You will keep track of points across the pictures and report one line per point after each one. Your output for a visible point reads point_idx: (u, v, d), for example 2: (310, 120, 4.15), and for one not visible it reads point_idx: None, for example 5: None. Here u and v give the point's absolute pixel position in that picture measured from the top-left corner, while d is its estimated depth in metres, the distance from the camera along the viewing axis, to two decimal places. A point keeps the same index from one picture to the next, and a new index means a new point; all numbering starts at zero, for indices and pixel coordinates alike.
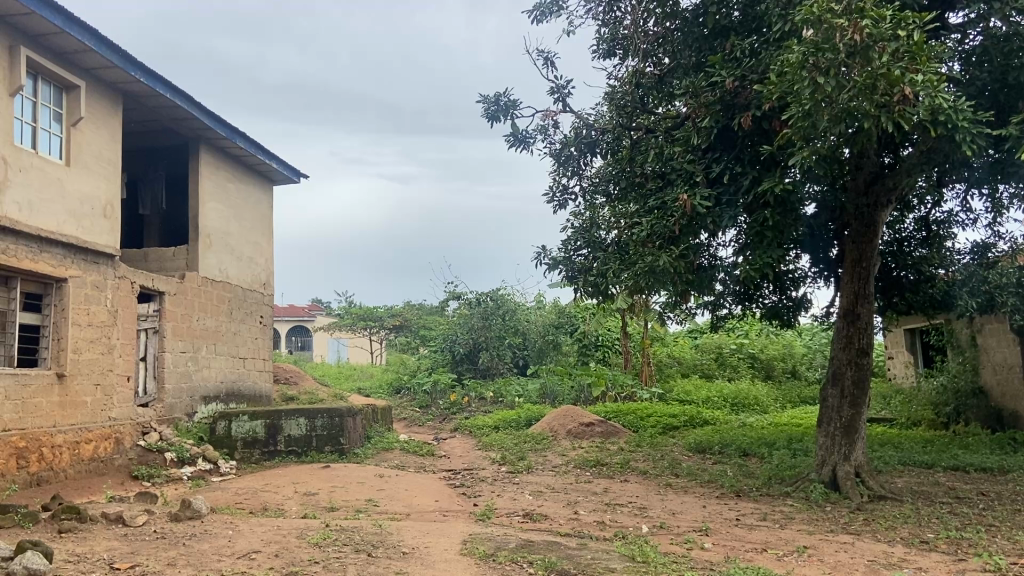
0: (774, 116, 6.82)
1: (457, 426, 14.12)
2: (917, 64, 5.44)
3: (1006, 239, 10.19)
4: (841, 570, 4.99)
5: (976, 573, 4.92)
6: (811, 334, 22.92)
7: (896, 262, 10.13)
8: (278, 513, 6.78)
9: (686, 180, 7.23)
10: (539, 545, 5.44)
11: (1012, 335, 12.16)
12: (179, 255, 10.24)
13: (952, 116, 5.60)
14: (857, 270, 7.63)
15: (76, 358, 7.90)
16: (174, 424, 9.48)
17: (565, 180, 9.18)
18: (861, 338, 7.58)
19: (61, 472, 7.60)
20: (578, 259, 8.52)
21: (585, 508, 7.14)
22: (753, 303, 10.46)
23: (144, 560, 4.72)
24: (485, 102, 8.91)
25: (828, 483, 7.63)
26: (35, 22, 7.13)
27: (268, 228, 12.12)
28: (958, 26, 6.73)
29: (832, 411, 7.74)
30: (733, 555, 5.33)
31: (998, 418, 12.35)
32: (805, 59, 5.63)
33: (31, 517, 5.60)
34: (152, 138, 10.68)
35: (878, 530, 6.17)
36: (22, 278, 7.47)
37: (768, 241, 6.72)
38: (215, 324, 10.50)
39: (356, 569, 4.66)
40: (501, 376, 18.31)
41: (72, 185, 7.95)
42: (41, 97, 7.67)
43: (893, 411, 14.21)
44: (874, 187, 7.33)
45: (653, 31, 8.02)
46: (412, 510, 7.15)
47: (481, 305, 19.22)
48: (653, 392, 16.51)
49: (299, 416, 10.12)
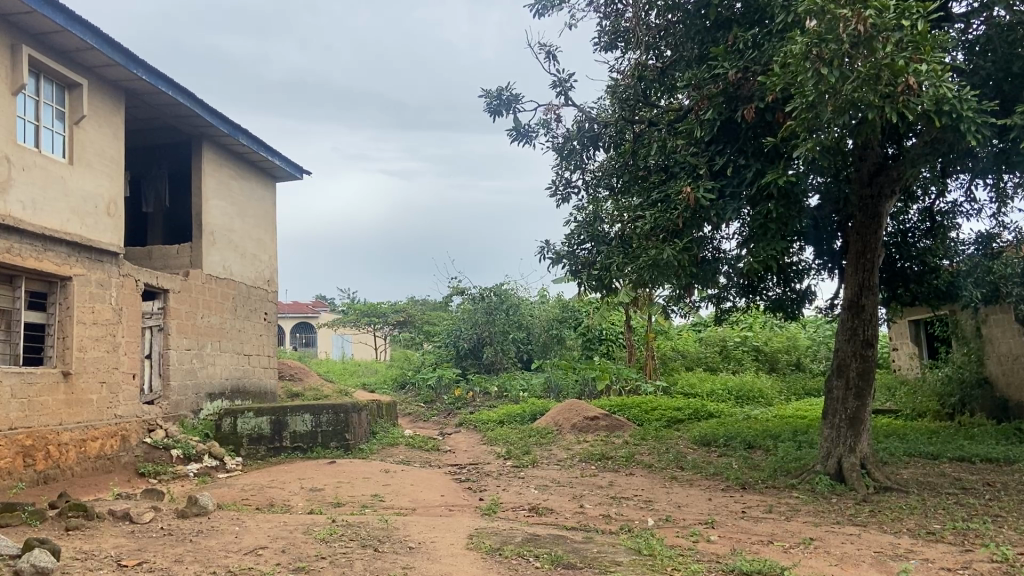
0: (778, 108, 6.75)
1: (461, 421, 14.15)
2: (921, 54, 5.39)
3: (1011, 229, 10.15)
4: (848, 562, 4.98)
5: (983, 563, 4.91)
6: (813, 325, 22.90)
7: (901, 254, 10.11)
8: (283, 509, 6.80)
9: (689, 173, 7.22)
10: (545, 539, 5.46)
11: (1017, 325, 12.14)
12: (183, 253, 10.26)
13: (956, 106, 5.58)
14: (861, 261, 7.60)
15: (82, 356, 7.93)
16: (180, 421, 9.49)
17: (567, 173, 9.18)
18: (866, 329, 7.54)
19: (68, 470, 7.64)
20: (581, 253, 8.54)
21: (591, 502, 7.16)
22: (757, 295, 10.44)
23: (152, 557, 4.74)
24: (486, 97, 8.88)
25: (832, 475, 7.62)
26: (37, 21, 7.12)
27: (270, 225, 12.11)
28: (961, 16, 6.70)
29: (837, 403, 7.71)
30: (740, 548, 5.34)
31: (1004, 409, 12.34)
32: (808, 49, 5.62)
33: (38, 515, 5.62)
34: (155, 135, 10.70)
35: (884, 521, 6.16)
36: (26, 277, 7.49)
37: (772, 234, 6.67)
38: (219, 321, 10.51)
39: (362, 564, 4.65)
40: (505, 371, 18.36)
41: (75, 184, 7.95)
42: (44, 96, 7.67)
43: (898, 403, 14.22)
44: (878, 178, 7.28)
45: (655, 23, 8.00)
46: (418, 505, 7.14)
47: (484, 300, 19.11)
48: (658, 385, 16.59)
49: (304, 412, 10.14)
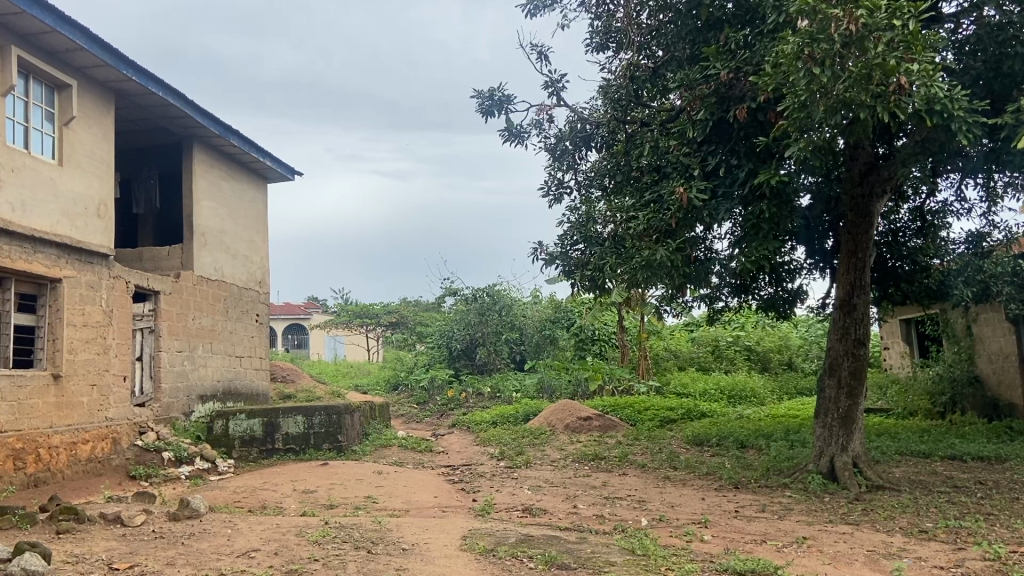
0: (769, 108, 6.77)
1: (454, 422, 14.16)
2: (913, 53, 5.42)
3: (1001, 228, 10.23)
4: (842, 560, 5.00)
5: (977, 561, 4.93)
6: (806, 324, 22.94)
7: (892, 253, 10.17)
8: (277, 512, 6.77)
9: (682, 173, 7.23)
10: (539, 539, 5.44)
11: (1007, 324, 12.21)
12: (174, 254, 10.22)
13: (947, 106, 5.63)
14: (853, 261, 7.61)
15: (72, 358, 7.88)
16: (171, 423, 9.41)
17: (560, 174, 9.14)
18: (857, 329, 7.56)
19: (59, 473, 7.57)
20: (574, 254, 8.47)
21: (585, 502, 7.16)
22: (749, 295, 10.46)
23: (144, 560, 4.70)
24: (479, 97, 8.89)
25: (825, 474, 7.64)
26: (25, 22, 7.06)
27: (262, 226, 12.07)
28: (951, 16, 6.73)
29: (829, 402, 7.74)
30: (733, 547, 5.34)
31: (995, 407, 12.45)
32: (800, 50, 5.63)
33: (29, 518, 5.57)
34: (146, 136, 10.62)
35: (877, 520, 6.18)
36: (15, 279, 7.41)
37: (764, 234, 6.68)
38: (211, 323, 10.47)
39: (356, 565, 4.65)
40: (499, 372, 18.34)
41: (65, 186, 7.88)
42: (33, 96, 7.61)
43: (890, 401, 14.33)
44: (868, 178, 7.34)
45: (647, 23, 8.02)
46: (412, 506, 7.14)
47: (477, 300, 19.09)
48: (651, 385, 16.67)
49: (296, 413, 10.13)
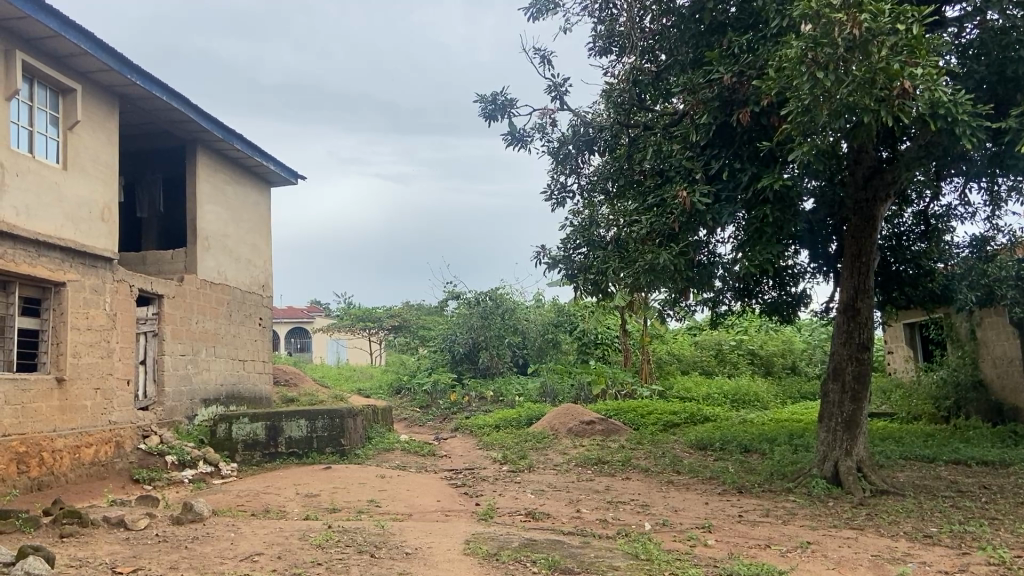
0: (773, 112, 6.82)
1: (458, 425, 14.15)
2: (916, 58, 5.45)
3: (1005, 232, 10.21)
4: (846, 565, 4.98)
5: (981, 566, 4.91)
6: (809, 328, 22.95)
7: (896, 257, 10.16)
8: (280, 515, 6.77)
9: (685, 177, 7.23)
10: (542, 544, 5.42)
11: (1012, 328, 12.21)
12: (177, 257, 10.25)
13: (951, 110, 5.62)
14: (857, 264, 7.60)
15: (76, 362, 7.90)
16: (174, 427, 9.43)
17: (563, 178, 9.15)
18: (861, 333, 7.54)
19: (63, 477, 7.58)
20: (576, 258, 8.42)
21: (587, 506, 7.15)
22: (753, 299, 10.43)
23: (147, 564, 4.70)
24: (482, 101, 8.90)
25: (829, 479, 7.61)
26: (30, 26, 7.10)
27: (266, 230, 12.10)
28: (955, 20, 6.75)
29: (833, 406, 7.71)
30: (737, 552, 5.33)
31: (999, 411, 12.38)
32: (803, 54, 5.61)
33: (31, 522, 5.56)
34: (150, 140, 10.65)
35: (881, 525, 6.16)
36: (20, 283, 7.42)
37: (767, 238, 6.70)
38: (213, 326, 10.47)
39: (359, 569, 4.65)
40: (501, 376, 18.32)
41: (68, 189, 7.90)
42: (38, 101, 7.65)
43: (893, 406, 14.29)
44: (872, 182, 7.33)
45: (650, 27, 8.00)
46: (414, 510, 7.14)
47: (479, 304, 19.18)
48: (654, 389, 16.51)
49: (299, 417, 10.12)
